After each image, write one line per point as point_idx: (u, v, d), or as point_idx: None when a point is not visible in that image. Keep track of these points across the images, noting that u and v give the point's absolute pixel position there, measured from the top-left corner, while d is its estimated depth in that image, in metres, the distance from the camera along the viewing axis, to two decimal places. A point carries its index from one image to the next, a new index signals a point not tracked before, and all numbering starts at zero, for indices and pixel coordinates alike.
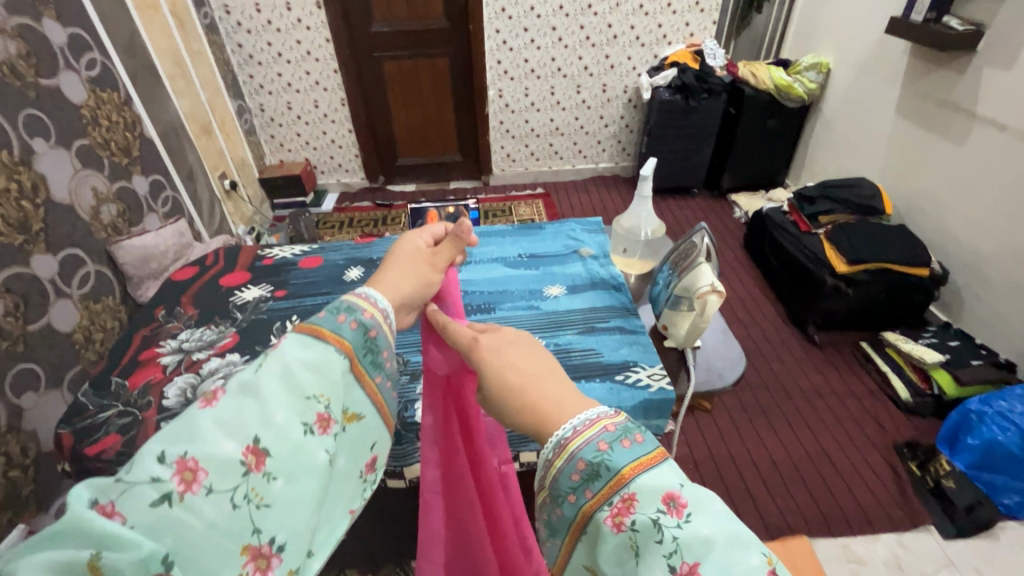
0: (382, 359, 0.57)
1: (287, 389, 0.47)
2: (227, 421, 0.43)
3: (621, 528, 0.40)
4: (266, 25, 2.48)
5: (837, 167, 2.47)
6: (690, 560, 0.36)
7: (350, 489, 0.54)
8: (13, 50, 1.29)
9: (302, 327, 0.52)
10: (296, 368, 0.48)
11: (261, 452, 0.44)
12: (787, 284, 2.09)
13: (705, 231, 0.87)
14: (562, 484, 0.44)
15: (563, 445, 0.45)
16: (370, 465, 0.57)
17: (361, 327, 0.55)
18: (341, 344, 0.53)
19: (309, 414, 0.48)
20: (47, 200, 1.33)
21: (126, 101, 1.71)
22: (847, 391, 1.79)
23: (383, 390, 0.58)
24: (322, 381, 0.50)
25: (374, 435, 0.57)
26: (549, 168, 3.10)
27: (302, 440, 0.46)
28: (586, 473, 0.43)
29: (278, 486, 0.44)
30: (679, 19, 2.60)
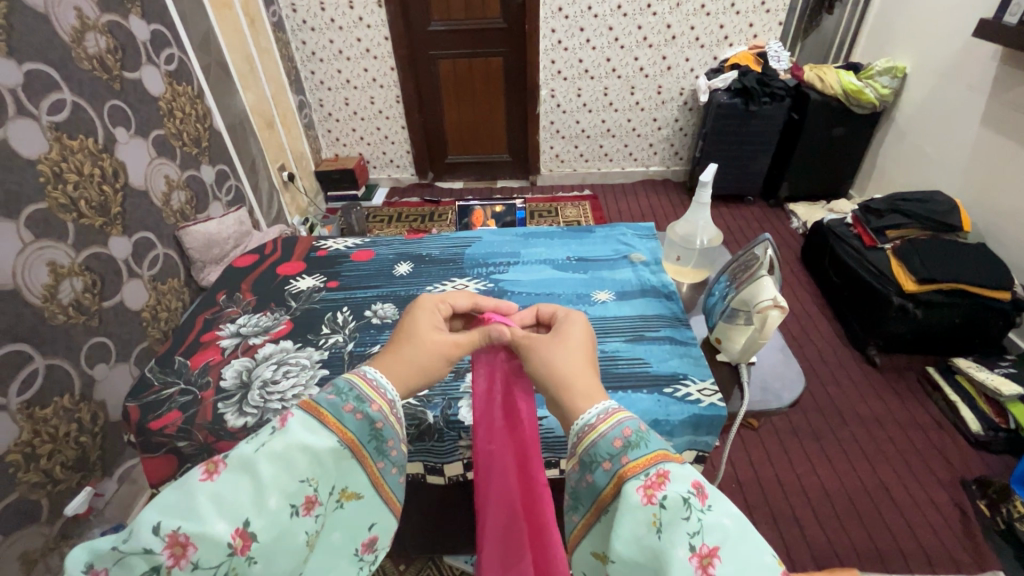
0: (389, 447, 0.55)
1: (282, 470, 0.46)
2: (223, 498, 0.43)
3: (652, 501, 0.41)
4: (329, 23, 2.56)
5: (909, 179, 2.32)
6: (711, 544, 0.38)
7: (342, 567, 0.52)
8: (103, 46, 1.38)
9: (307, 405, 0.51)
10: (295, 449, 0.47)
11: (249, 536, 0.43)
12: (847, 301, 1.98)
13: (769, 243, 0.84)
14: (600, 449, 0.46)
15: (609, 413, 0.48)
16: (368, 544, 0.54)
17: (367, 418, 0.53)
18: (342, 434, 0.51)
19: (298, 496, 0.47)
20: (126, 186, 1.43)
21: (199, 94, 1.81)
22: (909, 420, 1.68)
23: (388, 475, 0.55)
24: (317, 465, 0.48)
25: (374, 514, 0.55)
26: (598, 170, 3.06)
27: (288, 524, 0.45)
28: (627, 442, 0.45)
29: (257, 569, 0.43)
30: (742, 20, 2.50)
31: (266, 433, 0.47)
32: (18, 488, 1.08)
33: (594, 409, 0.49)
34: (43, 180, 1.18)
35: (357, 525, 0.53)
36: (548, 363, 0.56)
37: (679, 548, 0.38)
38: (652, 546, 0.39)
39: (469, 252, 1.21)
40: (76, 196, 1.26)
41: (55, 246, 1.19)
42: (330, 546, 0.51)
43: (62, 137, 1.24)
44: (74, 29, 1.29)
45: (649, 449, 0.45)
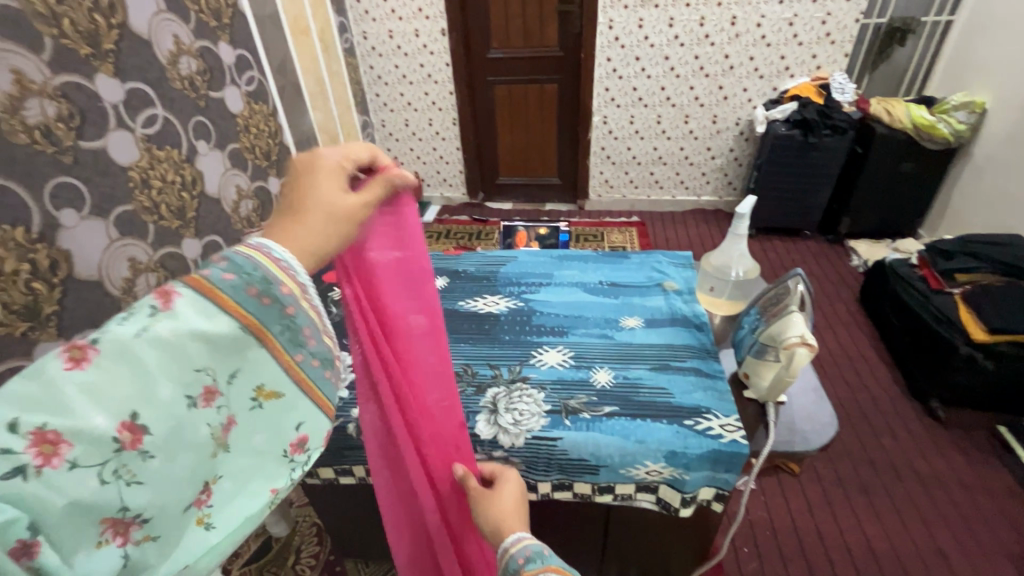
0: (303, 336, 0.50)
1: (173, 356, 0.39)
2: (99, 388, 0.36)
3: None
4: (396, 49, 2.72)
5: (986, 221, 2.16)
6: None
7: (272, 469, 0.49)
8: (194, 69, 1.54)
9: (193, 283, 0.42)
10: (190, 336, 0.40)
11: (141, 429, 0.37)
12: (909, 347, 1.85)
13: (801, 277, 0.81)
14: (510, 565, 0.57)
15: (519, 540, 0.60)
16: (297, 444, 0.50)
17: (275, 303, 0.46)
18: (241, 318, 0.44)
19: (196, 386, 0.41)
20: (201, 194, 1.57)
21: (273, 112, 1.97)
22: (976, 483, 1.54)
23: (310, 369, 0.50)
24: (216, 352, 0.43)
25: (302, 413, 0.50)
26: (647, 197, 3.04)
27: (186, 415, 0.40)
28: (529, 558, 0.56)
29: (155, 466, 0.38)
30: (805, 51, 2.45)
31: (145, 315, 0.39)
32: None
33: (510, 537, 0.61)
34: (132, 185, 1.32)
35: (275, 425, 0.49)
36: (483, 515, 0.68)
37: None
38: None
39: (504, 270, 1.24)
40: (158, 201, 1.40)
41: (136, 244, 1.33)
42: (246, 444, 0.47)
43: (152, 148, 1.39)
44: (170, 54, 1.45)
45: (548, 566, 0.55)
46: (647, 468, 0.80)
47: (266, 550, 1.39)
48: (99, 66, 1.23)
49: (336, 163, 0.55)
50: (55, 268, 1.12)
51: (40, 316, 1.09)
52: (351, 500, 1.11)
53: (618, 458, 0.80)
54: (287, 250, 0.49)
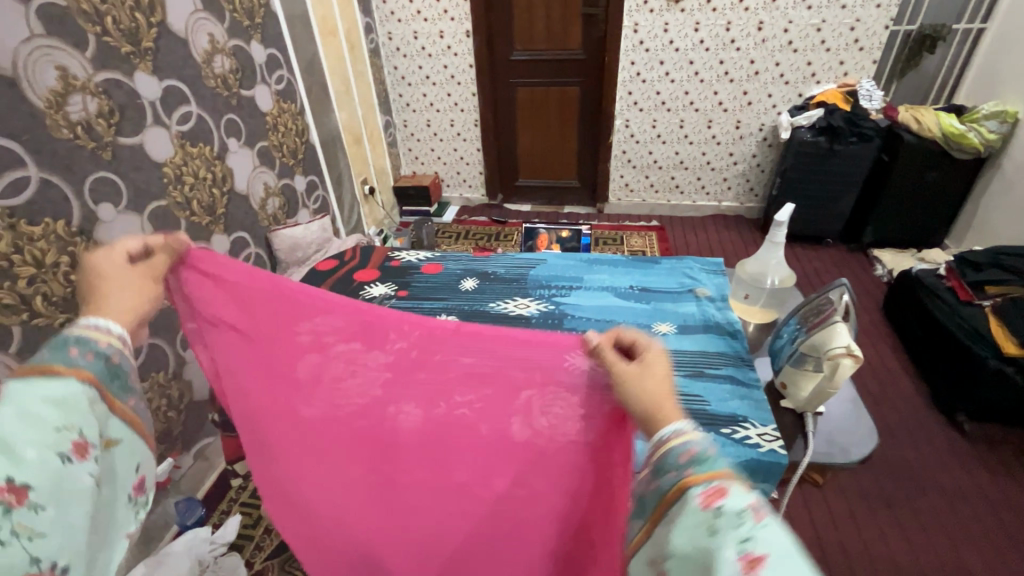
0: (133, 382, 0.59)
1: (29, 427, 0.48)
2: None
3: (709, 508, 0.40)
4: (420, 50, 2.74)
5: (1016, 233, 2.12)
6: (757, 553, 0.35)
7: (127, 516, 0.58)
8: (228, 67, 1.57)
9: (27, 370, 0.51)
10: (35, 404, 0.49)
11: (21, 489, 0.46)
12: (935, 360, 1.82)
13: (846, 288, 0.81)
14: (666, 461, 0.47)
15: (679, 435, 0.49)
16: (139, 487, 0.60)
17: (100, 357, 0.56)
18: (81, 376, 0.53)
19: (63, 444, 0.50)
20: (231, 191, 1.60)
21: (300, 111, 1.99)
22: (1004, 500, 1.51)
23: (139, 411, 0.60)
24: (70, 412, 0.51)
25: (139, 456, 0.60)
26: (667, 202, 3.02)
27: (62, 470, 0.49)
28: (692, 457, 0.46)
29: (46, 516, 0.48)
30: (833, 58, 2.43)
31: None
32: None
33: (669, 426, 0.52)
34: (166, 180, 1.34)
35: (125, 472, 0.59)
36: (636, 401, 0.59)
37: (728, 551, 0.36)
38: (704, 545, 0.39)
39: (533, 273, 1.25)
40: (190, 196, 1.42)
41: None
42: (105, 497, 0.56)
43: (186, 145, 1.41)
44: (205, 52, 1.47)
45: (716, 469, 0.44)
46: None
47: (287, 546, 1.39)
48: (138, 64, 1.25)
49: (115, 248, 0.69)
50: None
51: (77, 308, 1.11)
52: None
53: None
54: (94, 317, 0.59)
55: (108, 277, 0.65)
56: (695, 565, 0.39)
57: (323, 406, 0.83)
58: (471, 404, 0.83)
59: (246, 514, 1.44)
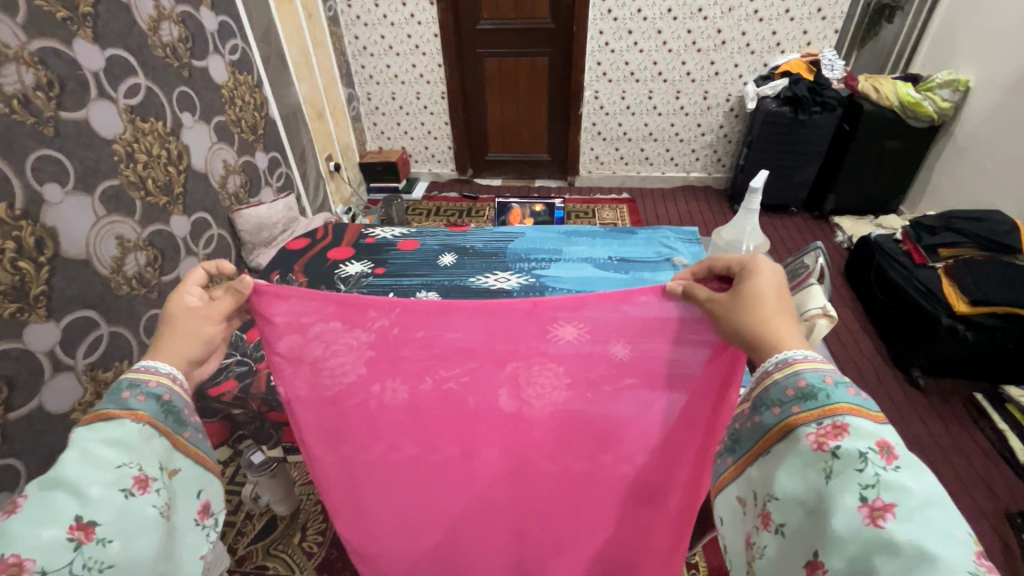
0: (186, 416, 0.62)
1: (94, 466, 0.51)
2: (38, 515, 0.47)
3: (824, 448, 0.47)
4: (382, 19, 2.62)
5: (966, 198, 2.23)
6: (886, 498, 0.41)
7: (196, 538, 0.60)
8: (176, 35, 1.46)
9: (88, 418, 0.55)
10: (97, 448, 0.52)
11: (87, 525, 0.48)
12: (892, 320, 1.92)
13: (820, 252, 0.83)
14: (772, 394, 0.54)
15: (789, 362, 0.53)
16: (203, 511, 0.62)
17: (152, 397, 0.59)
18: (135, 417, 0.56)
19: (125, 480, 0.52)
20: (188, 168, 1.51)
21: (258, 83, 1.89)
22: (953, 446, 1.62)
23: (196, 441, 0.63)
24: (127, 451, 0.54)
25: (199, 481, 0.63)
26: (637, 173, 3.04)
27: (126, 503, 0.51)
28: (802, 392, 0.51)
29: (116, 548, 0.49)
30: (796, 27, 2.45)
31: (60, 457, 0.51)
32: None
33: (776, 358, 0.55)
34: (117, 158, 1.26)
35: (189, 499, 0.61)
36: (734, 324, 0.61)
37: (848, 496, 0.43)
38: (818, 486, 0.46)
39: (512, 246, 1.24)
40: (145, 174, 1.34)
41: (124, 221, 1.28)
42: (175, 523, 0.58)
43: (136, 119, 1.32)
44: (151, 19, 1.37)
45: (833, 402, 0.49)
46: None
47: (272, 529, 1.37)
48: (77, 31, 1.16)
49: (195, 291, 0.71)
50: (41, 247, 1.07)
51: (29, 297, 1.04)
52: None
53: None
54: (159, 360, 0.63)
55: (176, 323, 0.66)
56: (806, 502, 0.47)
57: (309, 387, 0.83)
58: (460, 378, 0.83)
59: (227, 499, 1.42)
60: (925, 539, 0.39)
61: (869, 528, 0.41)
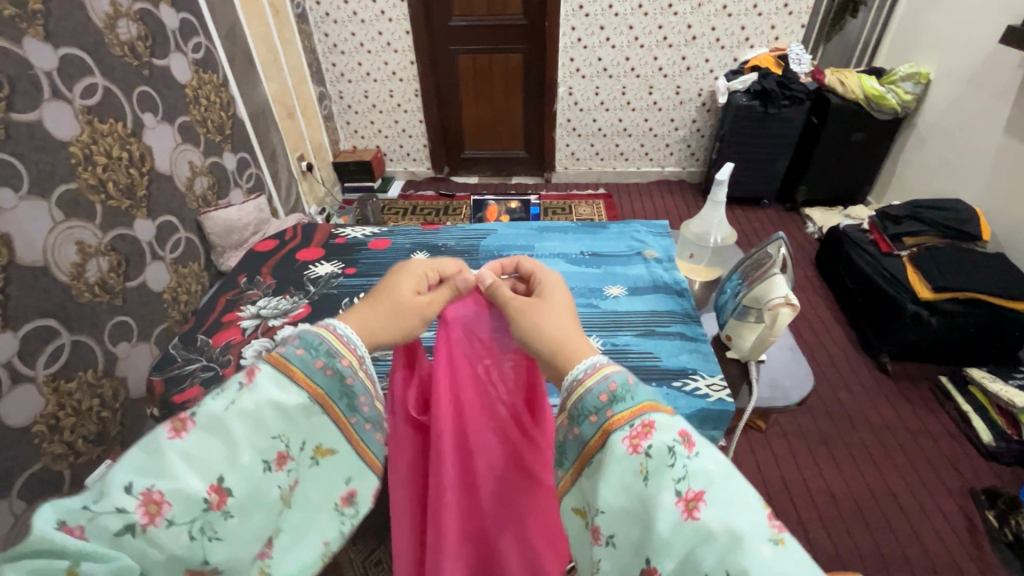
0: (360, 402, 0.51)
1: (253, 424, 0.42)
2: (193, 455, 0.38)
3: (638, 450, 0.40)
4: (352, 16, 2.59)
5: (930, 187, 2.30)
6: (696, 488, 0.36)
7: (326, 521, 0.48)
8: (134, 33, 1.41)
9: (273, 361, 0.46)
10: (267, 406, 0.43)
11: (225, 491, 0.39)
12: (861, 307, 1.96)
13: (782, 242, 0.84)
14: (586, 402, 0.44)
15: (597, 368, 0.47)
16: (346, 497, 0.50)
17: (337, 374, 0.49)
18: (310, 390, 0.46)
19: (270, 452, 0.43)
20: (151, 170, 1.47)
21: (223, 82, 1.85)
22: (921, 428, 1.67)
23: (362, 432, 0.52)
24: (287, 420, 0.44)
25: (348, 467, 0.51)
26: (613, 169, 3.06)
27: (263, 479, 0.42)
28: (613, 395, 0.44)
29: (235, 524, 0.39)
30: (764, 22, 2.49)
31: (235, 389, 0.42)
32: (41, 458, 1.13)
33: (584, 364, 0.47)
34: (74, 161, 1.22)
35: (333, 482, 0.50)
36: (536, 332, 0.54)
37: (665, 494, 0.37)
38: (638, 493, 0.38)
39: (484, 243, 1.24)
40: (105, 177, 1.30)
41: (84, 226, 1.24)
42: (309, 502, 0.47)
43: (93, 120, 1.27)
44: (107, 16, 1.32)
45: (637, 402, 0.43)
46: None
47: None
48: (26, 29, 1.11)
49: (422, 268, 0.64)
50: None
51: None
52: None
53: None
54: (351, 328, 0.53)
55: (384, 296, 0.59)
56: (632, 514, 0.38)
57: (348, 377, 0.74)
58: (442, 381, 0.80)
59: None
60: (737, 525, 0.34)
61: (689, 524, 0.35)
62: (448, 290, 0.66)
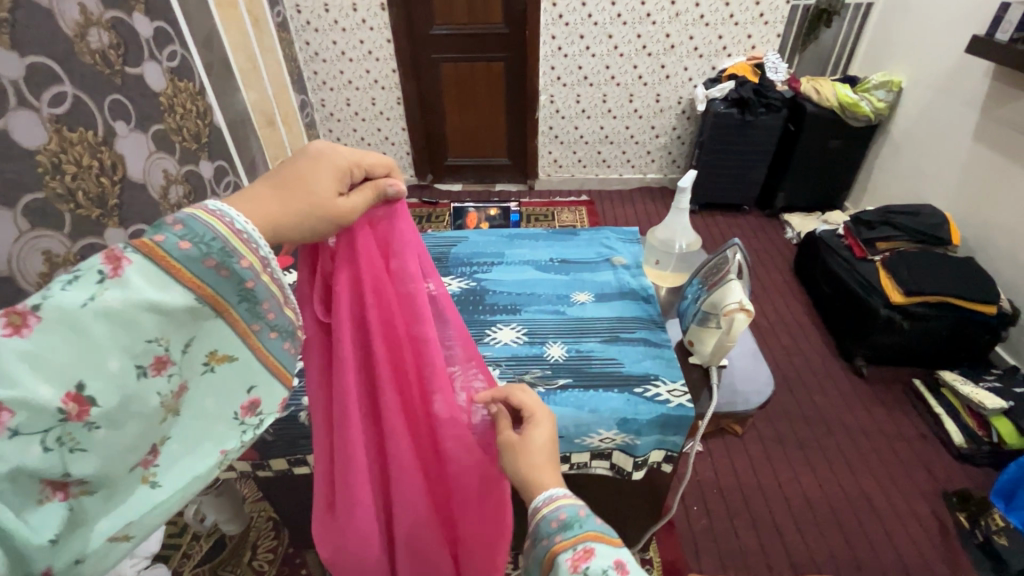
0: (264, 309, 0.48)
1: (123, 327, 0.39)
2: (41, 358, 0.36)
3: (577, 570, 0.48)
4: (333, 25, 2.59)
5: (904, 193, 2.34)
6: None
7: (222, 430, 0.48)
8: (105, 41, 1.41)
9: (144, 246, 0.40)
10: (140, 308, 0.39)
11: (87, 401, 0.37)
12: (837, 312, 1.98)
13: (739, 246, 0.87)
14: (543, 527, 0.54)
15: (553, 500, 0.56)
16: (249, 407, 0.49)
17: (234, 277, 0.44)
18: (193, 286, 0.42)
19: (146, 356, 0.40)
20: (124, 179, 1.46)
21: (200, 90, 1.84)
22: (895, 431, 1.69)
23: (269, 342, 0.49)
24: (168, 322, 0.41)
25: (253, 377, 0.49)
26: (596, 176, 3.08)
27: (135, 387, 0.40)
28: (563, 522, 0.53)
29: (101, 435, 0.39)
30: (741, 31, 2.53)
31: (94, 282, 0.38)
32: None
33: (547, 493, 0.57)
34: (41, 170, 1.20)
35: (232, 390, 0.48)
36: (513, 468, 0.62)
37: None
38: None
39: (454, 250, 1.23)
40: (74, 186, 1.28)
41: (51, 235, 1.22)
42: (202, 410, 0.47)
43: (62, 129, 1.26)
44: (77, 24, 1.31)
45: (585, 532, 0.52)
46: (600, 436, 0.83)
47: (217, 551, 1.32)
48: None
49: (345, 162, 0.55)
50: None
51: None
52: (308, 496, 1.06)
53: (573, 428, 0.82)
54: (247, 219, 0.47)
55: (300, 191, 0.51)
56: None
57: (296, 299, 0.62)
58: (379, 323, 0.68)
59: (170, 523, 1.37)
60: None
61: None
62: (374, 192, 0.58)
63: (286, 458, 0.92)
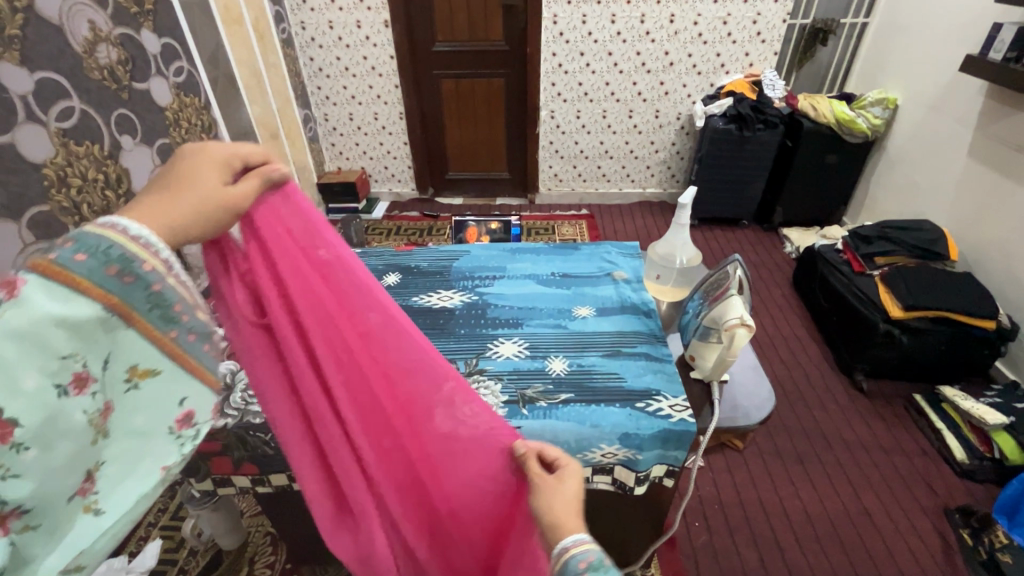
0: (178, 312, 0.47)
1: (33, 344, 0.37)
2: None
3: None
4: (337, 41, 2.64)
5: (901, 208, 2.35)
6: None
7: (159, 446, 0.47)
8: (114, 57, 1.42)
9: (40, 262, 0.38)
10: (51, 326, 0.38)
11: (7, 424, 0.36)
12: (836, 326, 1.99)
13: (739, 262, 0.87)
14: (568, 568, 0.51)
15: (580, 543, 0.53)
16: (183, 420, 0.49)
17: (141, 281, 0.43)
18: (100, 297, 0.41)
19: (63, 374, 0.40)
20: (128, 192, 1.47)
21: (205, 105, 1.86)
22: (896, 446, 1.68)
23: (187, 343, 0.48)
24: (80, 337, 0.40)
25: (183, 386, 0.48)
26: (595, 190, 3.10)
27: (56, 406, 0.39)
28: (591, 565, 0.50)
29: (30, 458, 0.38)
30: (739, 49, 2.57)
31: None
32: None
33: (575, 536, 0.54)
34: (48, 183, 1.21)
35: (164, 405, 0.48)
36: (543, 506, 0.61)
37: None
38: None
39: (456, 265, 1.24)
40: (79, 200, 1.30)
41: None
42: (134, 429, 0.46)
43: (69, 143, 1.27)
44: (86, 41, 1.33)
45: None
46: (602, 451, 0.83)
47: (213, 565, 1.31)
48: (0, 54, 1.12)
49: (221, 154, 0.52)
50: None
51: None
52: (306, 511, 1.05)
53: (575, 442, 0.82)
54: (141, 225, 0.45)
55: (188, 186, 0.49)
56: None
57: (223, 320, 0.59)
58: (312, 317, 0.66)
59: (167, 537, 1.36)
60: None
61: None
62: (260, 179, 0.55)
63: (286, 473, 0.92)
